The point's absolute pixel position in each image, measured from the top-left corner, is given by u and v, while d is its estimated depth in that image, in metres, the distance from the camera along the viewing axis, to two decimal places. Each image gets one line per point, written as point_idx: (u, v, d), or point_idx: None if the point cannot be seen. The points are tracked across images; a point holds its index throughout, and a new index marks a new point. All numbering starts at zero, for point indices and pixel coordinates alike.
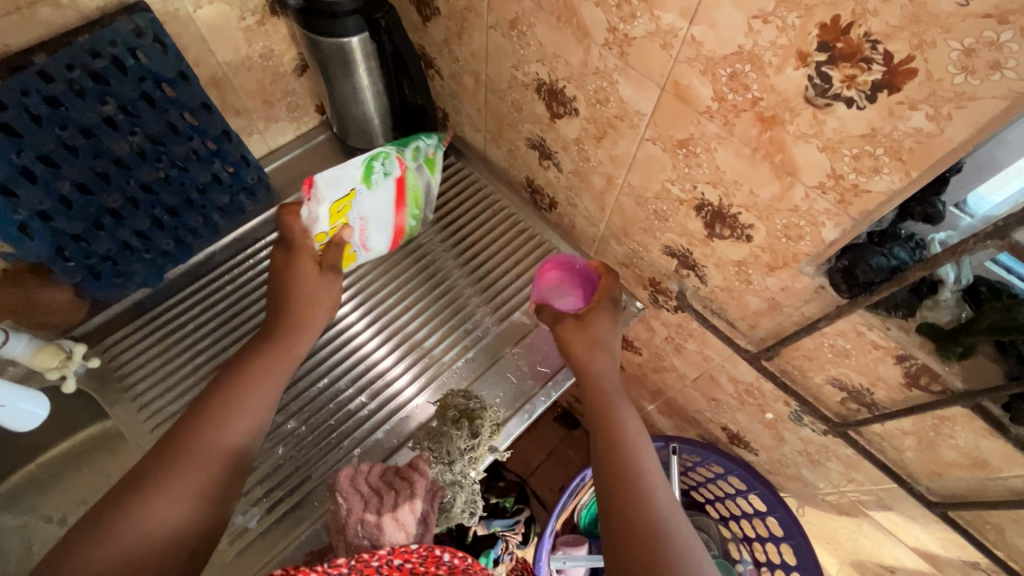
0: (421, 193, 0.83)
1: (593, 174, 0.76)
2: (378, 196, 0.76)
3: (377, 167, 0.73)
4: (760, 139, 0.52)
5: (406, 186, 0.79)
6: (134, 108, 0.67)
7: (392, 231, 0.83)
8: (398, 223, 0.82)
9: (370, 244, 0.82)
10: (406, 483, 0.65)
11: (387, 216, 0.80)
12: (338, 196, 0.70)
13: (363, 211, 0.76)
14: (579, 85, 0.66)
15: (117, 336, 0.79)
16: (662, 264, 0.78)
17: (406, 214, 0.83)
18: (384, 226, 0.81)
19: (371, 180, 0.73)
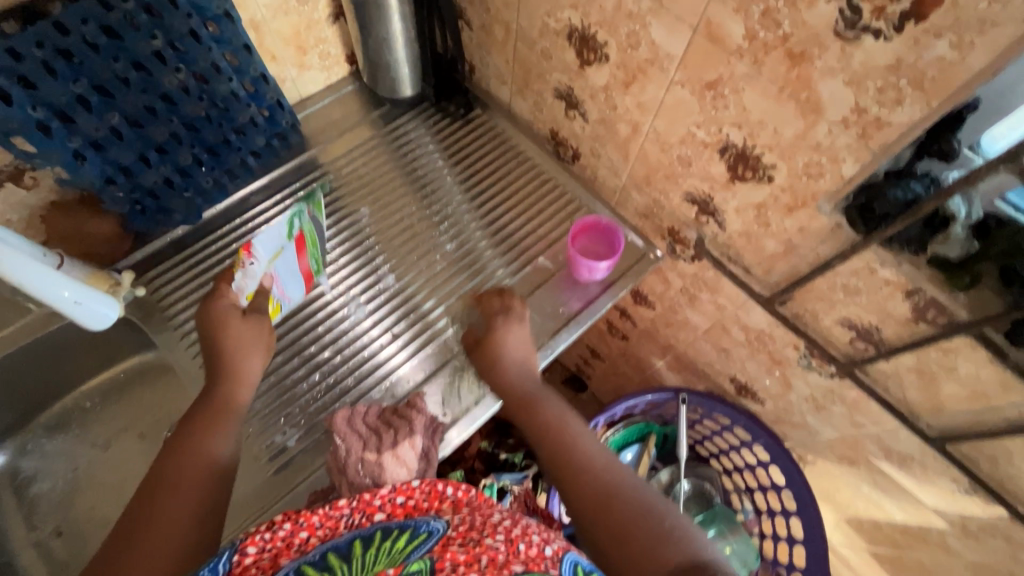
0: (315, 231, 0.79)
1: (619, 122, 0.79)
2: (291, 257, 0.74)
3: (291, 224, 0.72)
4: (788, 77, 0.55)
5: (307, 234, 0.76)
6: (182, 44, 0.70)
7: (304, 282, 0.78)
8: (307, 270, 0.78)
9: (288, 293, 0.76)
10: (403, 422, 0.70)
11: (298, 267, 0.76)
12: (263, 263, 0.69)
13: (281, 269, 0.73)
14: (611, 30, 0.68)
15: (159, 269, 0.82)
16: (682, 212, 0.81)
17: (310, 257, 0.78)
18: (296, 277, 0.76)
19: (291, 235, 0.72)
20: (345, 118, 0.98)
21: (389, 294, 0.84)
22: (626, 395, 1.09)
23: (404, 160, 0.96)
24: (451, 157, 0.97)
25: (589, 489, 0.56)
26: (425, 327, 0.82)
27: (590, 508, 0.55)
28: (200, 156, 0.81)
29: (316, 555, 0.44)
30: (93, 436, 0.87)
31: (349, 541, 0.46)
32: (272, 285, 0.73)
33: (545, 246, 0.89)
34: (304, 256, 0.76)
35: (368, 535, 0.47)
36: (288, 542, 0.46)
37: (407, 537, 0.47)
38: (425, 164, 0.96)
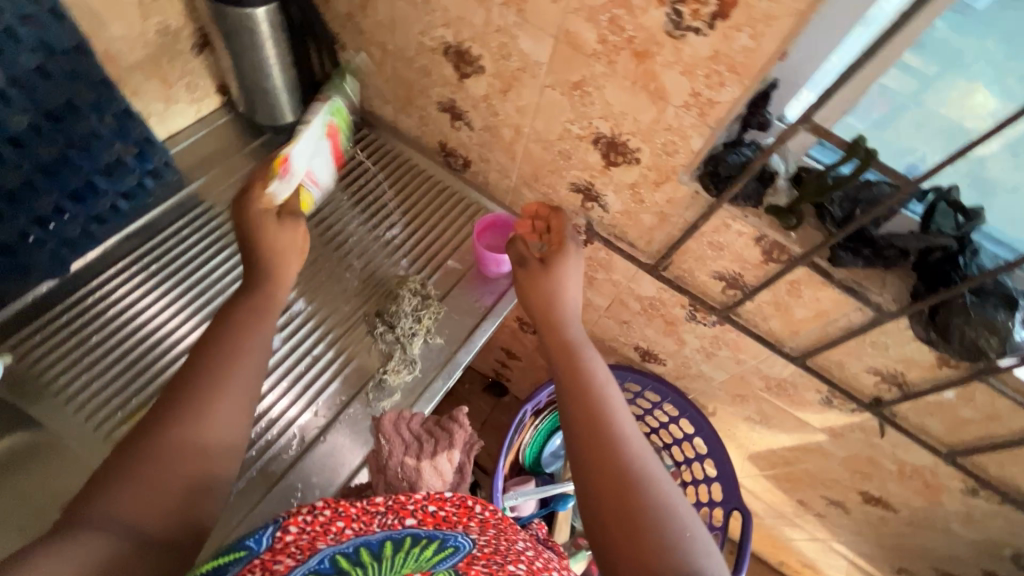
0: (344, 115, 0.83)
1: (502, 127, 0.86)
2: (321, 150, 0.77)
3: (323, 117, 0.76)
4: (637, 72, 0.65)
5: (335, 119, 0.79)
6: (28, 81, 0.64)
7: (330, 165, 0.82)
8: (332, 154, 0.82)
9: (319, 181, 0.79)
10: (446, 435, 0.69)
11: (328, 155, 0.80)
12: (308, 155, 0.73)
13: (318, 159, 0.76)
14: (484, 43, 0.75)
15: (25, 334, 0.74)
16: (570, 202, 0.90)
17: (339, 139, 0.82)
18: (327, 162, 0.80)
19: (323, 127, 0.76)
20: (224, 150, 0.94)
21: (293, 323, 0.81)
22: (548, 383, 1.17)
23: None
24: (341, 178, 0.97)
25: (610, 478, 0.49)
26: (340, 350, 0.81)
27: (604, 485, 0.49)
28: (61, 203, 0.74)
29: (349, 546, 0.43)
30: None
31: (381, 540, 0.44)
32: (308, 178, 0.75)
33: (450, 250, 0.93)
34: (334, 142, 0.80)
35: (398, 538, 0.45)
36: (326, 528, 0.45)
37: (436, 548, 0.45)
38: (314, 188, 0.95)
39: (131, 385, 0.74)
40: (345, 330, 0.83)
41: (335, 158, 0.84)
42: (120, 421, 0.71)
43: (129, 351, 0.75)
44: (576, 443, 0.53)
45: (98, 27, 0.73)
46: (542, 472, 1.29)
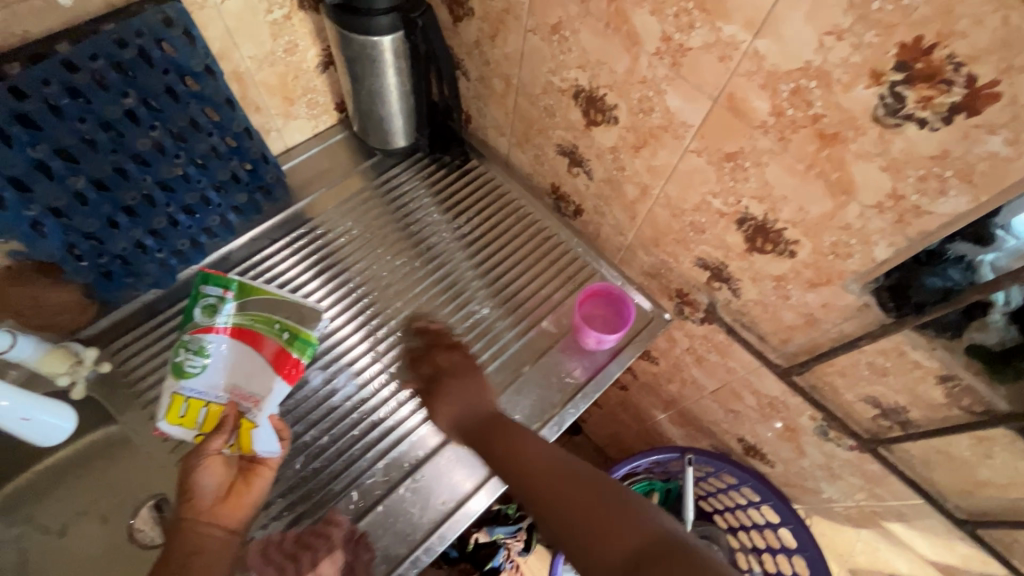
0: (266, 310, 0.72)
1: (626, 183, 0.75)
2: (235, 359, 0.70)
3: (186, 358, 0.69)
4: (817, 156, 0.51)
5: (249, 325, 0.71)
6: (157, 101, 0.64)
7: (271, 365, 0.69)
8: (273, 354, 0.70)
9: (256, 394, 0.68)
10: (322, 540, 0.65)
11: (255, 359, 0.69)
12: (206, 386, 0.69)
13: (232, 377, 0.70)
14: (622, 94, 0.65)
15: (125, 339, 0.75)
16: (693, 276, 0.77)
17: (273, 334, 0.70)
18: (259, 369, 0.69)
19: (185, 372, 0.69)
20: (335, 169, 0.92)
21: (378, 364, 0.78)
22: (628, 456, 1.05)
23: (398, 216, 0.90)
24: (447, 211, 0.92)
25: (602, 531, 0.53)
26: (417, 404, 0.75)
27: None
28: (175, 218, 0.74)
29: None
30: (46, 520, 0.78)
31: None
32: (235, 397, 0.69)
33: (548, 309, 0.84)
34: (261, 342, 0.70)
35: None
36: None
37: None
38: (420, 219, 0.90)
39: None
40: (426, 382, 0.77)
41: (288, 363, 0.69)
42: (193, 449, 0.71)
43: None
44: (584, 555, 0.53)
45: (229, 46, 0.72)
46: None
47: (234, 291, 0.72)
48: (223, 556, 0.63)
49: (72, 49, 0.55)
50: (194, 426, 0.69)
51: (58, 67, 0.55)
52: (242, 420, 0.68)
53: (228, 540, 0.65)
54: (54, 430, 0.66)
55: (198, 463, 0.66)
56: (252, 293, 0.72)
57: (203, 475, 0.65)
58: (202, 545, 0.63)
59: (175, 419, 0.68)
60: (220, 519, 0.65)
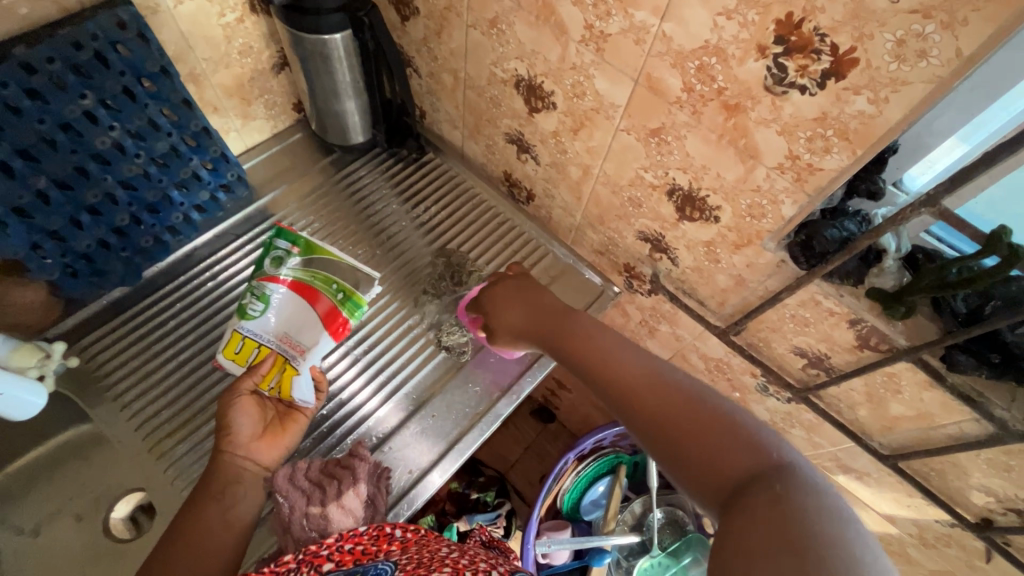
0: (328, 271, 0.75)
1: (569, 165, 0.80)
2: (289, 311, 0.72)
3: (248, 301, 0.72)
4: (726, 125, 0.57)
5: (309, 280, 0.73)
6: (115, 102, 0.67)
7: (322, 321, 0.73)
8: (326, 311, 0.73)
9: (304, 347, 0.71)
10: (346, 472, 0.66)
11: (310, 313, 0.72)
12: (261, 329, 0.71)
13: (285, 325, 0.72)
14: (557, 80, 0.70)
15: (94, 336, 0.78)
16: (636, 249, 0.83)
17: (329, 294, 0.73)
18: (311, 323, 0.72)
19: (246, 313, 0.71)
20: (297, 167, 0.96)
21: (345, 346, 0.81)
22: (594, 429, 1.10)
23: (358, 208, 0.94)
24: (406, 201, 0.96)
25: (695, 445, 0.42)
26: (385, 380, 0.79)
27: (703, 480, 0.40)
28: (139, 216, 0.77)
29: None
30: (20, 521, 0.79)
31: None
32: (280, 346, 0.71)
33: None
34: (318, 300, 0.72)
35: None
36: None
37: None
38: (381, 209, 0.95)
39: (182, 398, 0.75)
40: (392, 359, 0.81)
41: (338, 321, 0.74)
42: (165, 435, 0.73)
43: (181, 365, 0.77)
44: (662, 450, 0.43)
45: (185, 49, 0.75)
46: (581, 519, 1.22)
47: (300, 248, 0.74)
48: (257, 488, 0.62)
49: (29, 52, 0.58)
50: (244, 364, 0.71)
51: (16, 70, 0.58)
52: (286, 366, 0.69)
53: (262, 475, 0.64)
54: (28, 406, 0.68)
55: (234, 399, 0.65)
56: (318, 251, 0.75)
57: (240, 413, 0.64)
58: (240, 477, 0.61)
59: (229, 354, 0.71)
60: (257, 455, 0.64)
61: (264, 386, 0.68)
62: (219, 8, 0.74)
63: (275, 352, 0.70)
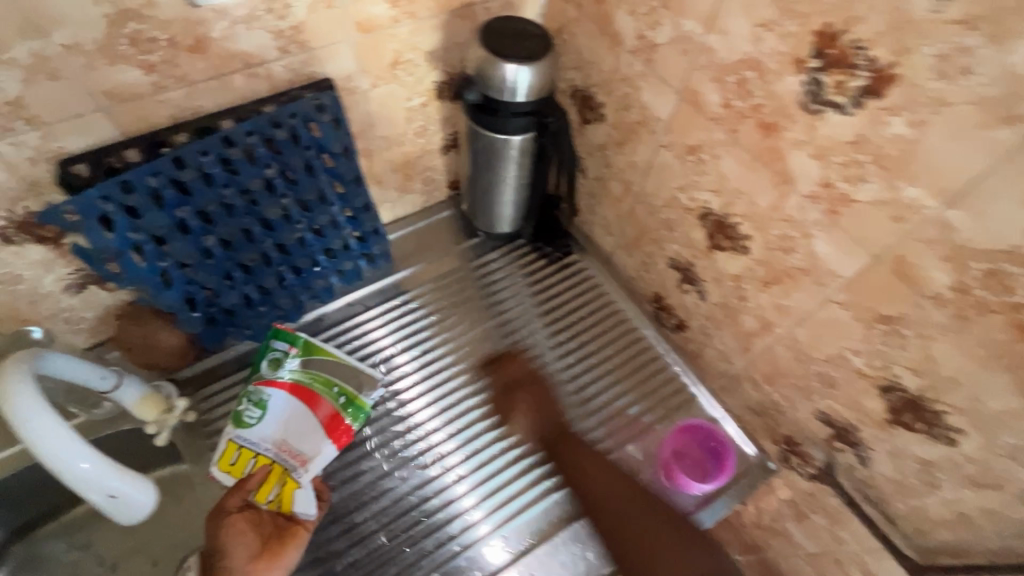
0: (327, 373, 0.74)
1: (744, 314, 0.69)
2: (286, 416, 0.72)
3: (246, 409, 0.72)
4: (1009, 347, 0.44)
5: (308, 383, 0.73)
6: (295, 174, 0.66)
7: (323, 428, 0.71)
8: (326, 416, 0.72)
9: (303, 455, 0.70)
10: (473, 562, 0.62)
11: (310, 419, 0.72)
12: (259, 438, 0.70)
13: (284, 430, 0.71)
14: (759, 226, 0.60)
15: (217, 386, 0.77)
16: (809, 428, 0.68)
17: (330, 398, 0.73)
18: (312, 430, 0.71)
19: (242, 421, 0.71)
20: (437, 245, 0.93)
21: (452, 459, 0.74)
22: None
23: (491, 300, 0.88)
24: (542, 303, 0.88)
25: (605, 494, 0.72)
26: (491, 512, 0.71)
27: None
28: (285, 278, 0.76)
29: None
30: (102, 551, 0.78)
31: None
32: (274, 453, 0.70)
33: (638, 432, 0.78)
34: (317, 405, 0.72)
35: None
36: None
37: None
38: (515, 306, 0.88)
39: None
40: (497, 489, 0.72)
41: (340, 428, 0.71)
42: None
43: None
44: None
45: (367, 127, 0.74)
46: None
47: (299, 347, 0.74)
48: None
49: (234, 126, 0.60)
50: (239, 475, 0.69)
51: (217, 142, 0.59)
52: (286, 479, 0.68)
53: None
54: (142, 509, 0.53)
55: (223, 522, 0.63)
56: (316, 351, 0.75)
57: (233, 536, 0.62)
58: None
59: (224, 466, 0.70)
60: None
61: (260, 500, 0.67)
62: (409, 92, 0.74)
63: (272, 461, 0.69)
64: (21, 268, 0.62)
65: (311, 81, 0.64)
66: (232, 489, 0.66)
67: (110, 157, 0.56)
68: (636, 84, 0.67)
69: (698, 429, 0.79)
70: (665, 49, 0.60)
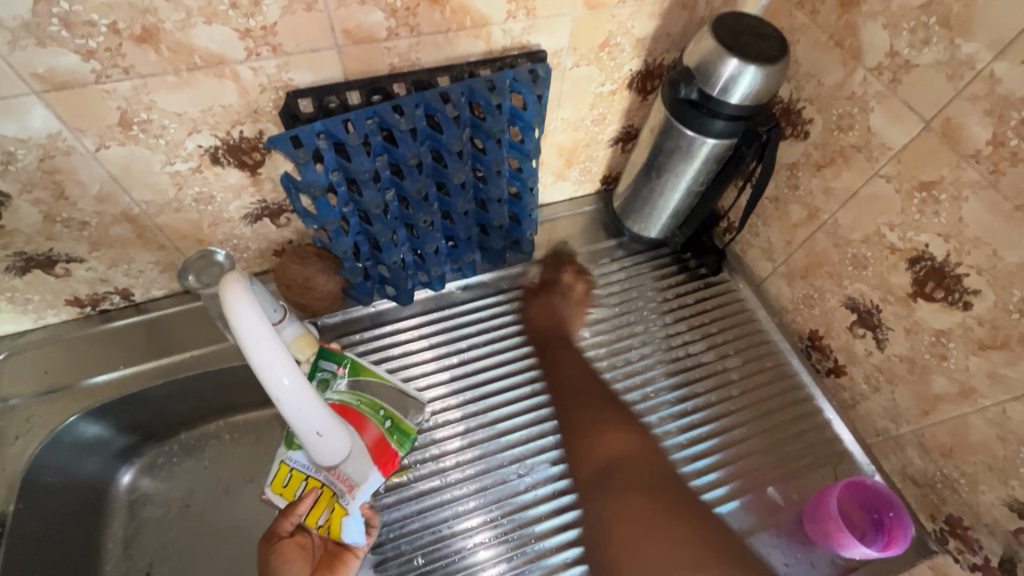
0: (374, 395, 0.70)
1: (936, 374, 0.62)
2: None
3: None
4: None
5: (355, 405, 0.69)
6: (485, 144, 0.65)
7: (371, 454, 0.67)
8: (373, 442, 0.67)
9: (350, 480, 0.65)
10: None
11: (355, 443, 0.67)
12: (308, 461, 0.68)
13: None
14: (996, 282, 0.53)
15: (355, 338, 0.78)
16: (989, 514, 0.61)
17: (377, 421, 0.68)
18: (357, 456, 0.66)
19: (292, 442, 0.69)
20: (578, 239, 0.90)
21: (549, 471, 0.71)
22: None
23: (616, 311, 0.84)
24: (683, 316, 0.84)
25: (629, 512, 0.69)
26: (565, 544, 0.67)
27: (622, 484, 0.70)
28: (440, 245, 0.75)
29: None
30: (218, 473, 0.80)
31: None
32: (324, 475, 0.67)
33: (774, 474, 0.72)
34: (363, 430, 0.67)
35: None
36: None
37: None
38: (640, 321, 0.84)
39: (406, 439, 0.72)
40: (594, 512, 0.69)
41: (388, 454, 0.67)
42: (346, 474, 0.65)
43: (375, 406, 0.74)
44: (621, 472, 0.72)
45: (553, 107, 0.72)
46: None
47: (347, 368, 0.71)
48: None
49: (453, 85, 0.59)
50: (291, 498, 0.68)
51: (435, 97, 0.58)
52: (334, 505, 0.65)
53: None
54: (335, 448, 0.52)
55: (277, 547, 0.62)
56: (365, 372, 0.72)
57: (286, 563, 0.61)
58: None
59: (277, 488, 0.68)
60: None
61: (311, 523, 0.65)
62: (604, 77, 0.71)
63: (322, 484, 0.67)
64: (214, 190, 0.64)
65: (525, 50, 0.63)
66: (282, 513, 0.65)
67: (330, 97, 0.57)
68: (865, 105, 0.61)
69: (866, 490, 0.65)
70: (925, 72, 0.54)
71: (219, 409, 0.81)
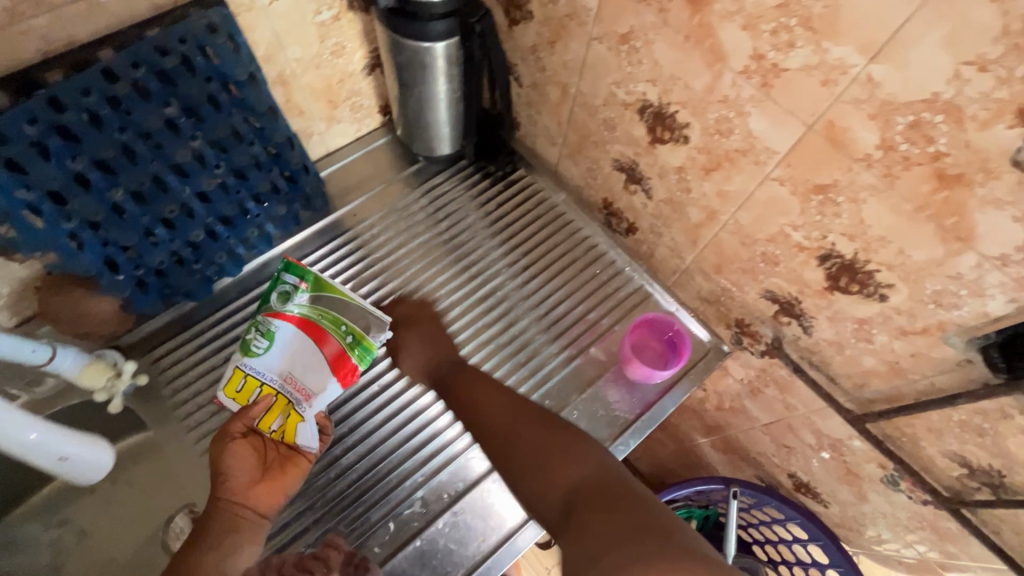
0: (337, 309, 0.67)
1: (690, 206, 0.69)
2: (291, 352, 0.66)
3: (252, 337, 0.66)
4: (931, 197, 0.46)
5: (317, 318, 0.66)
6: (200, 111, 0.61)
7: (330, 366, 0.66)
8: (333, 354, 0.66)
9: (308, 391, 0.65)
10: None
11: (315, 354, 0.65)
12: (264, 368, 0.65)
13: (290, 365, 0.65)
14: (697, 111, 0.59)
15: (164, 349, 0.74)
16: (758, 308, 0.71)
17: (339, 336, 0.66)
18: (318, 366, 0.65)
19: (249, 348, 0.65)
20: (379, 176, 0.88)
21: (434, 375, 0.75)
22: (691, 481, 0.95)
23: (438, 228, 0.86)
24: (493, 221, 0.87)
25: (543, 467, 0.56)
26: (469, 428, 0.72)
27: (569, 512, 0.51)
28: (216, 230, 0.71)
29: None
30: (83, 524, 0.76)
31: None
32: (279, 383, 0.65)
33: (597, 335, 0.80)
34: (323, 342, 0.66)
35: None
36: None
37: None
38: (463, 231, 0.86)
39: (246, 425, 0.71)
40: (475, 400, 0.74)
41: (347, 367, 0.66)
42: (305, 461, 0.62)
43: (206, 407, 0.72)
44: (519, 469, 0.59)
45: (276, 50, 0.68)
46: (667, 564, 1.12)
47: (310, 283, 0.67)
48: (255, 542, 0.57)
49: (113, 56, 0.53)
50: (244, 403, 0.65)
51: (97, 77, 0.53)
52: (291, 412, 0.64)
53: (259, 524, 0.59)
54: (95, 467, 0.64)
55: (227, 445, 0.59)
56: (326, 288, 0.67)
57: (236, 459, 0.59)
58: (236, 527, 0.57)
59: (230, 392, 0.65)
60: (255, 503, 0.59)
61: (265, 427, 0.62)
62: (315, 5, 0.67)
63: (276, 392, 0.64)
64: None
65: None
66: (235, 414, 0.62)
67: None
68: None
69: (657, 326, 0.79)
70: None
71: (44, 475, 0.75)
